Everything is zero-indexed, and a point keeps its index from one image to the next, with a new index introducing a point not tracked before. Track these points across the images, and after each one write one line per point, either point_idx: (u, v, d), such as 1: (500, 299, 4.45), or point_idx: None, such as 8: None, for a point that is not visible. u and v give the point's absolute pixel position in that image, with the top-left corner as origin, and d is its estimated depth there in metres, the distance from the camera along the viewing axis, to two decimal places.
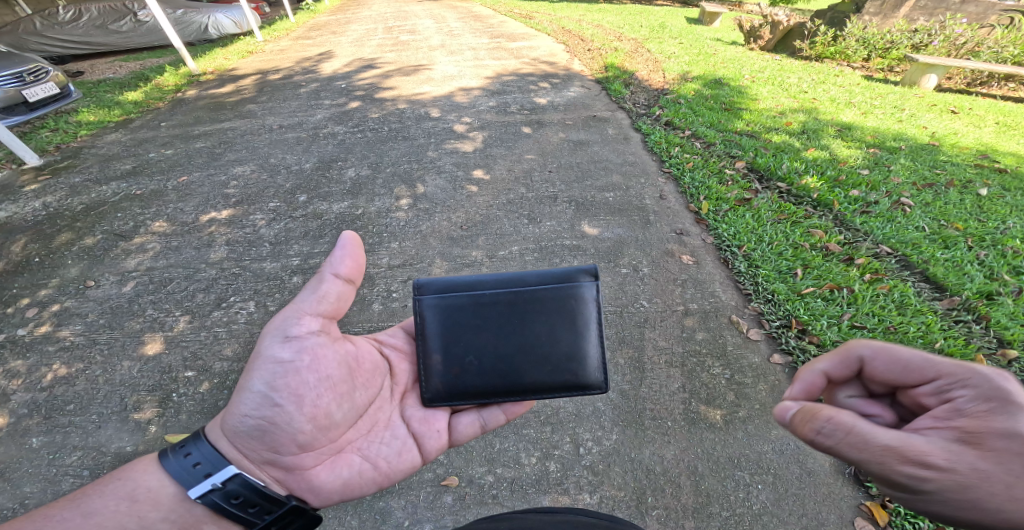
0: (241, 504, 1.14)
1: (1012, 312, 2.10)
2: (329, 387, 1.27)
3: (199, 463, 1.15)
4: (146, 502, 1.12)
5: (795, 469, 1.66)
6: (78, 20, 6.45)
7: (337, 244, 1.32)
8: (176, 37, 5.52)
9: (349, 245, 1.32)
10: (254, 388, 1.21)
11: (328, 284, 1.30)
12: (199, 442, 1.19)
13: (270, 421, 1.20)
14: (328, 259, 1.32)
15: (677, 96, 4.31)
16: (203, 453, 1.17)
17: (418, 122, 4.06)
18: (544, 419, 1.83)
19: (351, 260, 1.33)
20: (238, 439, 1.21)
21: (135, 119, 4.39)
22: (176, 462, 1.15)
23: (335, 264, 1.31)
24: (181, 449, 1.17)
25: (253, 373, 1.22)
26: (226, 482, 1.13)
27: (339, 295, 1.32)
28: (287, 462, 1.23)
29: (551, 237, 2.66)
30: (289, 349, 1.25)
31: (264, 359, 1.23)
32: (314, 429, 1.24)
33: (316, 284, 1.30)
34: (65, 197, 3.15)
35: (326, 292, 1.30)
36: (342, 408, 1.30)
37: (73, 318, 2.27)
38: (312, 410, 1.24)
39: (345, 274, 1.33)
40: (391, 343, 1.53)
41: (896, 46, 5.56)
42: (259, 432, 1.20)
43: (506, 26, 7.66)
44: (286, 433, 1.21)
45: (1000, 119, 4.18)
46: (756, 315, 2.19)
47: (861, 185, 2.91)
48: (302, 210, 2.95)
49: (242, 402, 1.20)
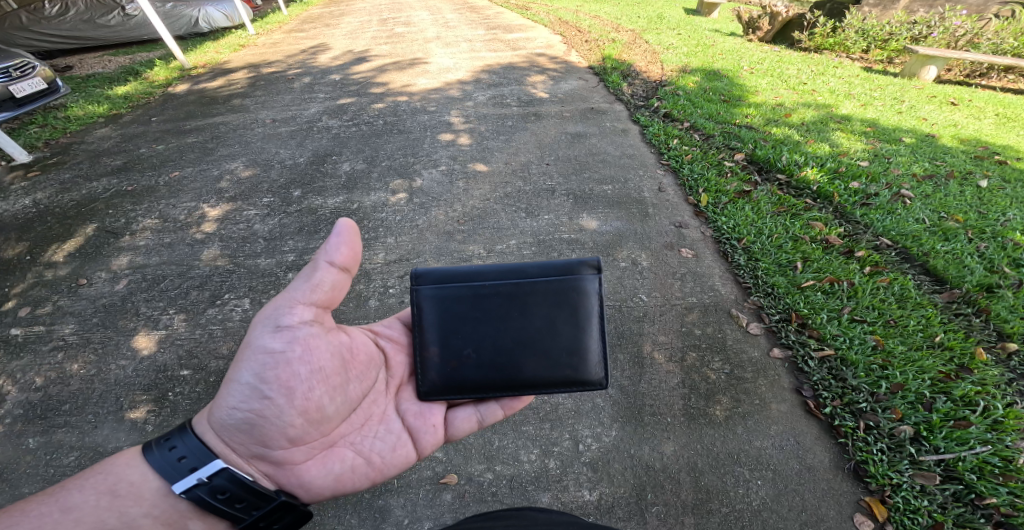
0: (228, 499, 1.11)
1: (1012, 304, 2.08)
2: (322, 379, 1.25)
3: (183, 457, 1.12)
4: (128, 497, 1.10)
5: (795, 464, 1.65)
6: (65, 15, 6.30)
7: (333, 232, 1.25)
8: (166, 33, 5.35)
9: (347, 231, 1.26)
10: (242, 380, 1.19)
11: (322, 273, 1.26)
12: (185, 434, 1.17)
13: (258, 414, 1.18)
14: (323, 246, 1.26)
15: (676, 88, 4.26)
16: (189, 446, 1.14)
17: (414, 115, 4.01)
18: (543, 415, 1.80)
19: (346, 247, 1.27)
20: (226, 432, 1.19)
21: (126, 114, 4.33)
22: (160, 456, 1.13)
23: (330, 252, 1.25)
24: (166, 442, 1.14)
25: (242, 364, 1.19)
26: (212, 477, 1.10)
27: (334, 284, 1.27)
28: (276, 456, 1.21)
29: (550, 230, 2.64)
30: (280, 339, 1.22)
31: (254, 349, 1.20)
32: (305, 423, 1.22)
33: (308, 273, 1.25)
34: (56, 194, 3.11)
35: (320, 281, 1.26)
36: (335, 402, 1.27)
37: (65, 318, 2.23)
38: (303, 403, 1.21)
39: (341, 262, 1.27)
40: (387, 334, 1.50)
41: (895, 37, 5.50)
42: (247, 425, 1.18)
43: (503, 17, 7.58)
44: (275, 426, 1.19)
45: (1000, 111, 4.16)
46: (756, 309, 2.18)
47: (861, 177, 2.89)
48: (296, 205, 2.91)
49: (230, 394, 1.18)
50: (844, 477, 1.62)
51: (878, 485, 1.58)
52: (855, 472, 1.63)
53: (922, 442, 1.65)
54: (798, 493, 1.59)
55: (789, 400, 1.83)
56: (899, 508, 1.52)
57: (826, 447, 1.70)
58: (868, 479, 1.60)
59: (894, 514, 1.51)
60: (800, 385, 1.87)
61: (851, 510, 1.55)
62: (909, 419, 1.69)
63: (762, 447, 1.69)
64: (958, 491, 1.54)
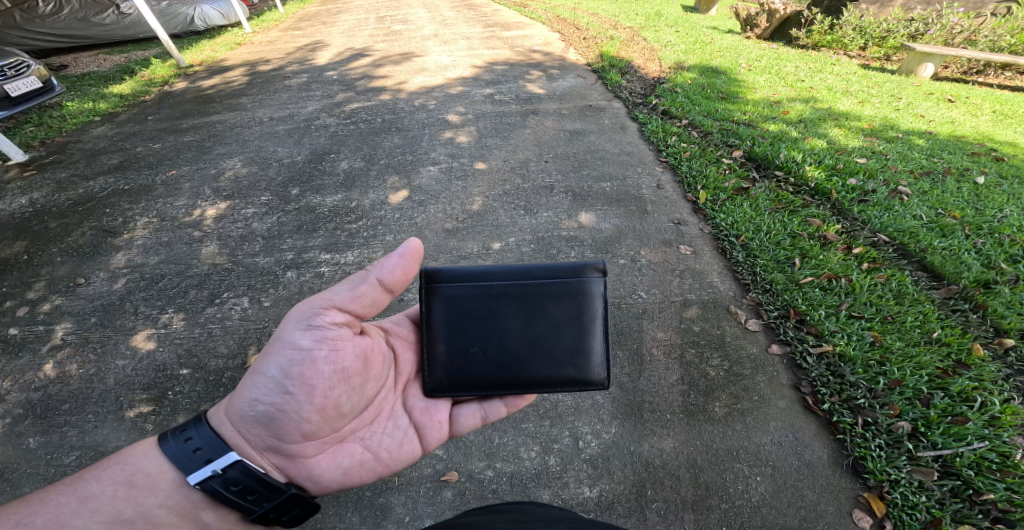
0: (241, 491, 1.10)
1: (1009, 301, 2.09)
2: (342, 378, 1.25)
3: (200, 449, 1.12)
4: (144, 487, 1.10)
5: (794, 460, 1.66)
6: (59, 13, 6.22)
7: (394, 253, 1.32)
8: (161, 30, 5.21)
9: (407, 255, 1.33)
10: (268, 373, 1.19)
11: (368, 287, 1.31)
12: (200, 426, 1.17)
13: (278, 408, 1.18)
14: (380, 262, 1.32)
15: (674, 85, 4.26)
16: (204, 438, 1.14)
17: (411, 113, 4.00)
18: (542, 413, 1.81)
19: (400, 271, 1.33)
20: (243, 423, 1.19)
21: (122, 113, 4.31)
22: (176, 446, 1.12)
23: (384, 271, 1.32)
24: (182, 433, 1.14)
25: (270, 357, 1.20)
26: (227, 469, 1.10)
27: (374, 301, 1.32)
28: (288, 449, 1.21)
29: (549, 227, 2.64)
30: (309, 337, 1.22)
31: (283, 344, 1.21)
32: (321, 419, 1.22)
33: (356, 282, 1.30)
34: (53, 193, 3.09)
35: (362, 293, 1.30)
36: (351, 400, 1.27)
37: (63, 317, 2.22)
38: (322, 401, 1.22)
39: (389, 282, 1.33)
40: (398, 330, 1.48)
41: (892, 35, 5.53)
42: (266, 418, 1.18)
43: (500, 14, 7.57)
44: (293, 421, 1.19)
45: (997, 108, 4.17)
46: (754, 306, 2.18)
47: (858, 174, 2.89)
48: (294, 203, 2.91)
49: (254, 386, 1.19)
50: (842, 473, 1.63)
51: (876, 481, 1.59)
52: (853, 468, 1.64)
53: (920, 438, 1.65)
54: (798, 489, 1.59)
55: (787, 396, 1.84)
56: (897, 504, 1.53)
57: (825, 443, 1.70)
58: (866, 475, 1.60)
59: (893, 510, 1.52)
60: (799, 381, 1.88)
61: (850, 506, 1.56)
62: (907, 416, 1.70)
63: (762, 444, 1.70)
64: (956, 487, 1.54)
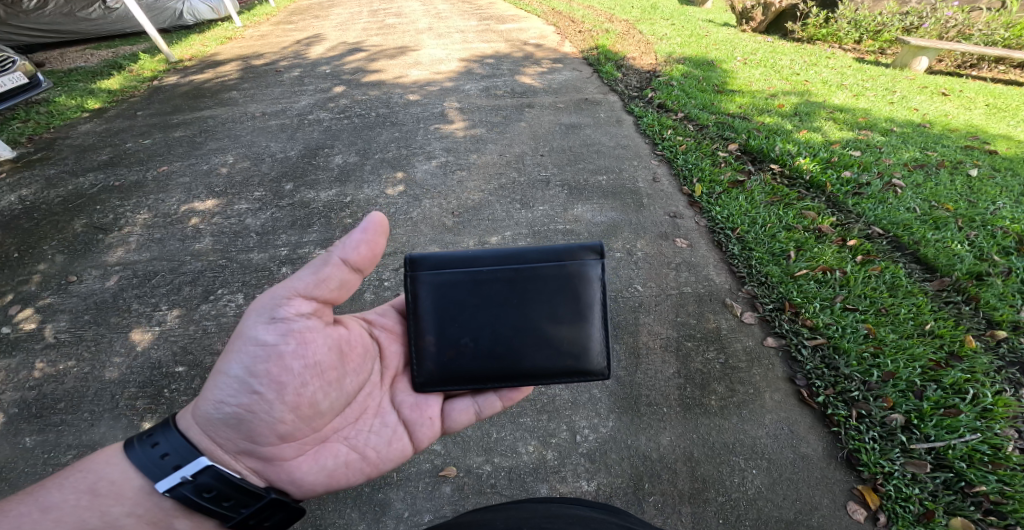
0: (215, 498, 1.09)
1: (1002, 292, 2.11)
2: (316, 375, 1.23)
3: (166, 454, 1.10)
4: (109, 496, 1.07)
5: (789, 453, 1.67)
6: (45, 7, 6.11)
7: (356, 228, 1.27)
8: (149, 25, 5.04)
9: (369, 230, 1.27)
10: (233, 372, 1.17)
11: (332, 269, 1.26)
12: (168, 431, 1.15)
13: (247, 409, 1.16)
14: (342, 242, 1.27)
15: (669, 78, 4.24)
16: (172, 443, 1.12)
17: (406, 107, 3.97)
18: (540, 407, 1.81)
19: (365, 247, 1.28)
20: (212, 427, 1.17)
21: (111, 108, 4.25)
22: (142, 452, 1.10)
23: (347, 250, 1.27)
24: (148, 439, 1.12)
25: (233, 356, 1.18)
26: (197, 475, 1.08)
27: (342, 282, 1.28)
28: (264, 452, 1.20)
29: (545, 221, 2.63)
30: (274, 332, 1.20)
31: (246, 340, 1.19)
32: (296, 419, 1.21)
33: (318, 265, 1.25)
34: (42, 190, 3.05)
35: (327, 276, 1.26)
36: (329, 397, 1.26)
37: (57, 314, 2.20)
38: (295, 399, 1.20)
39: (355, 260, 1.28)
40: (382, 322, 1.47)
41: (886, 28, 5.54)
42: (235, 420, 1.17)
43: (495, 7, 7.52)
44: (265, 422, 1.17)
45: (990, 101, 4.18)
46: (749, 298, 2.19)
47: (853, 167, 2.90)
48: (288, 199, 2.88)
49: (219, 388, 1.17)
50: (836, 466, 1.64)
51: (870, 474, 1.60)
52: (847, 461, 1.65)
53: (913, 431, 1.66)
54: (792, 482, 1.60)
55: (782, 389, 1.85)
56: (891, 497, 1.54)
57: (819, 435, 1.72)
58: (860, 467, 1.62)
59: (887, 502, 1.54)
60: (794, 374, 1.89)
61: (844, 498, 1.57)
62: (901, 408, 1.71)
63: (756, 437, 1.71)
64: (949, 479, 1.56)
